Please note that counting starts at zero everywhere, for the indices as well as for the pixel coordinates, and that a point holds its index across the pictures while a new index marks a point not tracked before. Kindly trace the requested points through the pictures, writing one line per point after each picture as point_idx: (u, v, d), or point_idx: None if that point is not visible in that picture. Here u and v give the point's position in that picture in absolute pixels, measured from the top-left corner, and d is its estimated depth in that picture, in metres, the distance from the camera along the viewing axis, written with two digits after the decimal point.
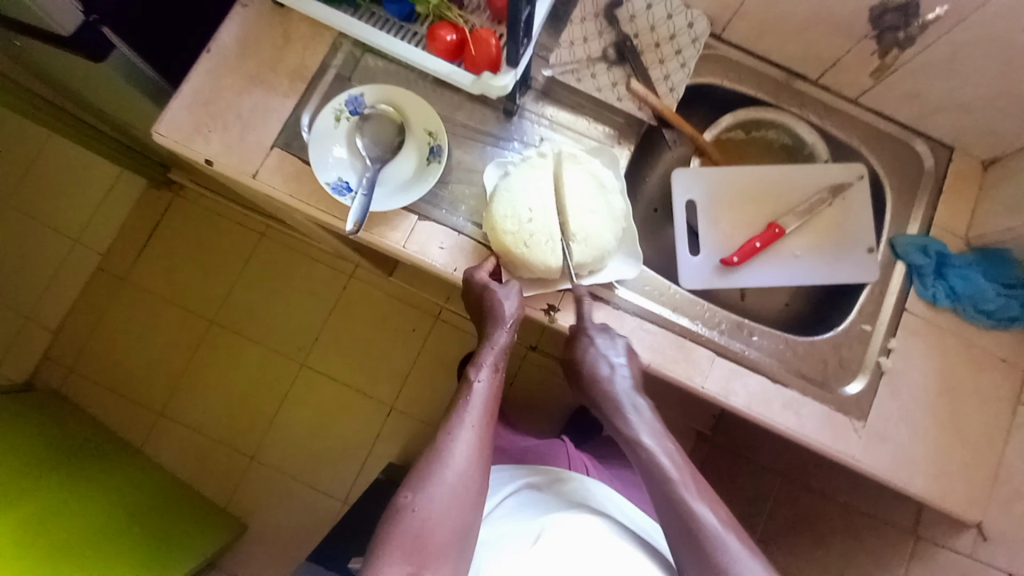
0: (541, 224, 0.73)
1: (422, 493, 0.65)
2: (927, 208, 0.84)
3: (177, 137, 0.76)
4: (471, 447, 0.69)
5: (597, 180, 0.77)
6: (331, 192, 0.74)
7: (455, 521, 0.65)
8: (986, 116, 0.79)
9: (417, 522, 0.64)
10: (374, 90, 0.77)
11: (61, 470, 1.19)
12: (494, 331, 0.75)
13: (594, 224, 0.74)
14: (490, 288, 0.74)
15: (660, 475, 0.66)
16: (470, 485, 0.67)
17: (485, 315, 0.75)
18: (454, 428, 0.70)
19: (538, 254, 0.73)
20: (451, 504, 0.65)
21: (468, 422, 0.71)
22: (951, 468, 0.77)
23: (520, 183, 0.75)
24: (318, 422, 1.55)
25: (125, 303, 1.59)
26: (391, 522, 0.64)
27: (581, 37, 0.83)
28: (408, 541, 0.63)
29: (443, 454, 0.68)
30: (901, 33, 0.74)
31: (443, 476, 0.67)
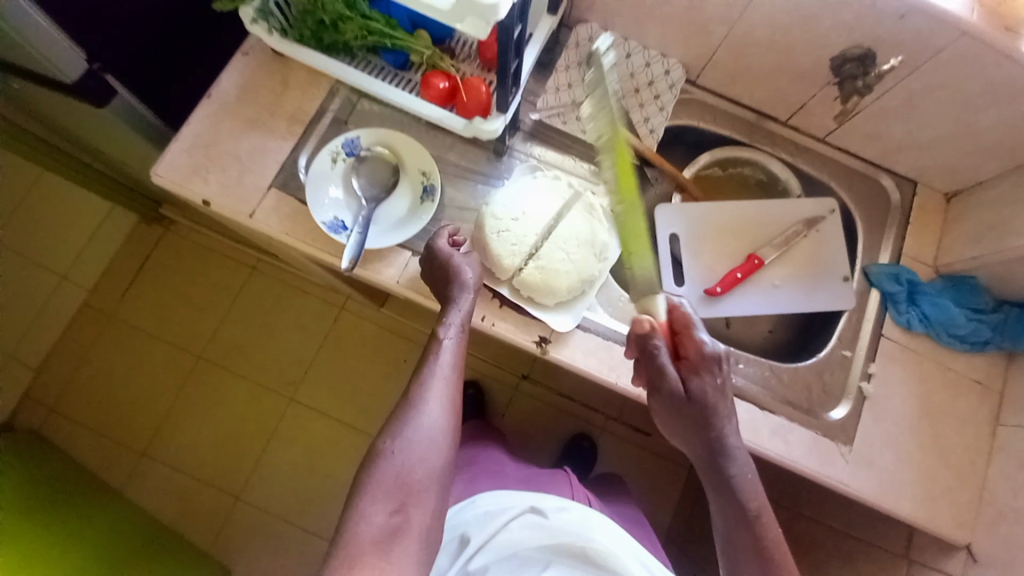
0: (516, 231, 0.77)
1: (400, 439, 0.65)
2: (897, 239, 0.89)
3: (176, 179, 0.78)
4: (445, 399, 0.68)
5: (592, 236, 0.79)
6: (326, 230, 0.76)
7: (434, 463, 0.65)
8: (944, 153, 0.85)
9: (396, 465, 0.63)
10: (369, 133, 0.81)
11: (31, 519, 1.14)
12: (458, 291, 0.71)
13: (557, 261, 0.77)
14: (450, 258, 0.72)
15: (737, 488, 0.67)
16: (445, 433, 0.67)
17: (450, 276, 0.72)
18: (426, 381, 0.68)
19: (496, 251, 0.77)
20: (430, 449, 0.65)
21: (440, 376, 0.69)
22: (937, 491, 0.79)
23: (528, 189, 0.80)
24: (307, 458, 1.52)
25: (111, 339, 1.56)
26: (372, 468, 0.64)
27: (566, 83, 0.88)
28: (389, 482, 0.62)
29: (415, 404, 0.66)
30: (860, 81, 0.80)
31: (420, 426, 0.66)
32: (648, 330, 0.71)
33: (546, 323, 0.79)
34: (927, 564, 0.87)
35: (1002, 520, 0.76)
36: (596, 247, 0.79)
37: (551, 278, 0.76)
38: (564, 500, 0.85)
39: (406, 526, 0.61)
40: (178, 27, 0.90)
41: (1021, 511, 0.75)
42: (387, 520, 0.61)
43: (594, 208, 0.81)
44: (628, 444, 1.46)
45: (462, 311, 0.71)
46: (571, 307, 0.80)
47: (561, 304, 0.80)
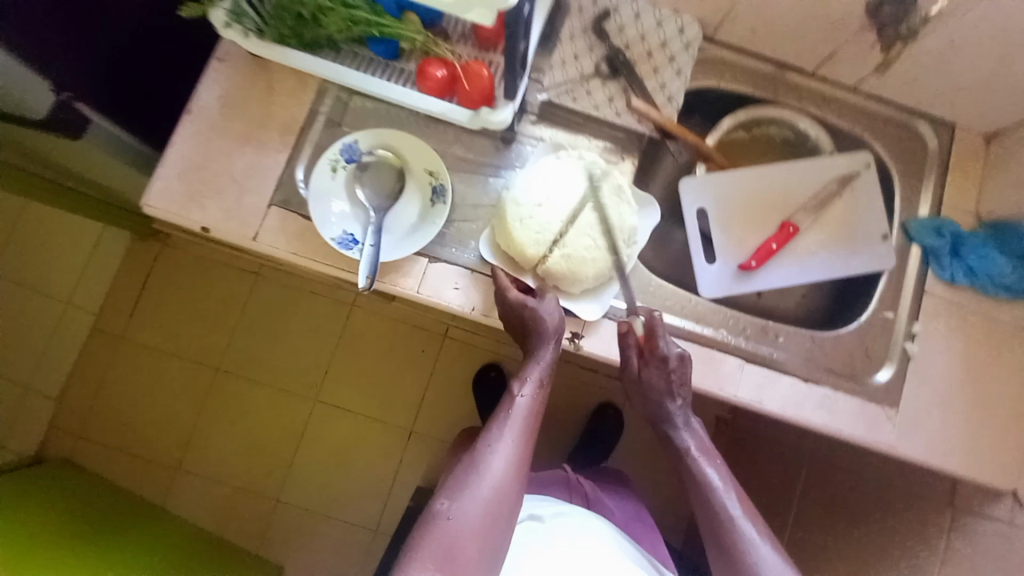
0: (542, 218, 0.74)
1: (459, 502, 0.66)
2: (936, 188, 0.84)
3: (171, 208, 0.73)
4: (511, 464, 0.69)
5: (621, 221, 0.76)
6: (337, 247, 0.72)
7: (487, 535, 0.65)
8: (988, 93, 0.79)
9: (450, 531, 0.64)
10: (368, 135, 0.75)
11: (94, 535, 1.18)
12: (540, 346, 0.73)
13: (584, 248, 0.73)
14: (531, 305, 0.71)
15: (706, 488, 0.71)
16: (504, 502, 0.67)
17: (530, 328, 0.72)
18: (493, 443, 0.70)
19: (520, 238, 0.73)
20: (486, 518, 0.65)
21: (507, 434, 0.71)
22: (983, 444, 0.78)
23: (551, 173, 0.76)
24: (339, 458, 1.53)
25: (126, 361, 1.55)
26: (426, 527, 0.65)
27: (572, 55, 0.81)
28: (440, 551, 0.63)
29: (481, 465, 0.68)
30: (902, 27, 0.73)
31: (477, 487, 0.67)
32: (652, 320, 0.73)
33: (575, 314, 0.76)
34: (971, 512, 0.87)
35: None
36: (623, 234, 0.76)
37: (576, 266, 0.73)
38: (560, 504, 0.87)
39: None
40: (143, 34, 0.82)
41: None
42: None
43: (623, 191, 0.77)
44: None
45: (540, 368, 0.73)
46: (600, 293, 0.77)
47: (587, 292, 0.76)
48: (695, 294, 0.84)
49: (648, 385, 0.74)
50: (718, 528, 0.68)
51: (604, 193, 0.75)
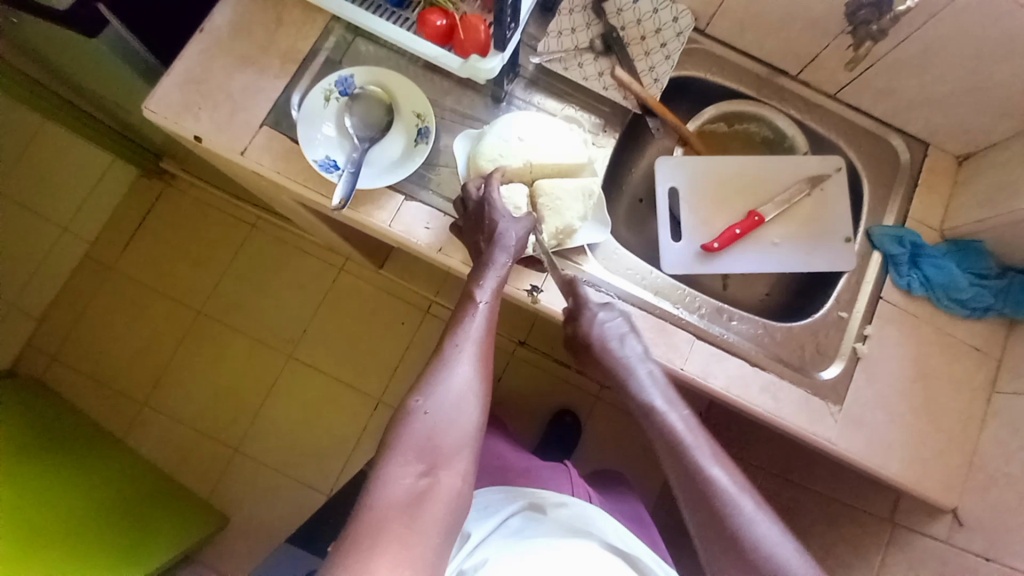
0: (511, 149, 0.76)
1: (432, 398, 0.64)
2: (903, 201, 0.87)
3: (168, 116, 0.77)
4: (476, 360, 0.68)
5: (567, 214, 0.77)
6: (317, 169, 0.75)
7: (467, 425, 0.65)
8: (958, 113, 0.82)
9: (427, 426, 0.63)
10: (363, 72, 0.79)
11: (32, 458, 1.16)
12: (494, 253, 0.71)
13: (518, 197, 0.76)
14: (491, 208, 0.71)
15: (671, 439, 0.66)
16: (477, 395, 0.66)
17: (484, 239, 0.72)
18: (458, 342, 0.68)
19: (484, 147, 0.76)
20: (460, 411, 0.65)
21: (473, 337, 0.69)
22: (926, 454, 0.78)
23: (554, 130, 0.79)
24: (304, 415, 1.53)
25: (112, 291, 1.57)
26: (401, 425, 0.64)
27: (569, 28, 0.86)
28: (420, 443, 0.62)
29: (448, 364, 0.67)
30: (874, 26, 0.75)
31: (450, 384, 0.65)
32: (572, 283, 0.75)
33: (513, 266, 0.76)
34: (912, 528, 0.86)
35: (991, 484, 0.76)
36: (566, 226, 0.77)
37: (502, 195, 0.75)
38: (563, 496, 0.85)
39: (438, 480, 0.60)
40: None
41: (1011, 476, 0.75)
42: (417, 480, 0.60)
43: (590, 196, 0.77)
44: (618, 414, 1.47)
45: (498, 276, 0.71)
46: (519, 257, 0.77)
47: None
48: (658, 271, 0.87)
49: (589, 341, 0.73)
50: (712, 498, 0.61)
51: (576, 184, 0.77)
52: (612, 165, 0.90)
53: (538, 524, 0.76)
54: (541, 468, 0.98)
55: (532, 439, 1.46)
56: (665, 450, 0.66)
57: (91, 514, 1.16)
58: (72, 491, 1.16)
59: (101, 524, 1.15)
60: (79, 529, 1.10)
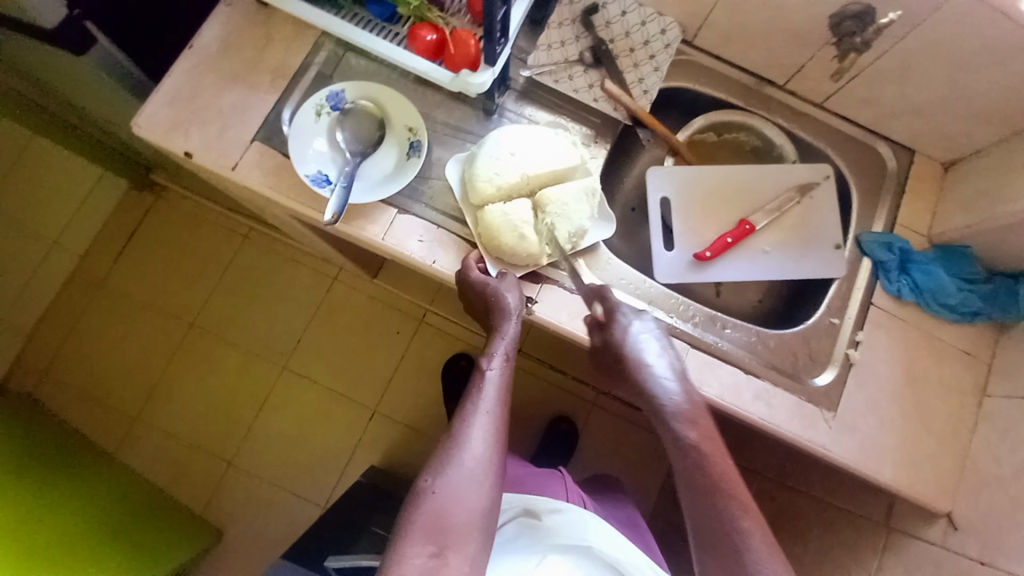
0: (505, 166, 0.76)
1: (443, 476, 0.63)
2: (891, 207, 0.88)
3: (157, 132, 0.77)
4: (488, 433, 0.67)
5: (575, 217, 0.78)
6: (310, 184, 0.75)
7: (477, 503, 0.63)
8: (940, 121, 0.84)
9: (438, 506, 0.61)
10: (354, 87, 0.79)
11: (29, 477, 1.14)
12: (504, 324, 0.73)
13: (523, 213, 0.76)
14: (491, 284, 0.74)
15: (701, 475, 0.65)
16: (488, 470, 0.65)
17: (492, 310, 0.74)
18: (469, 415, 0.68)
19: (478, 167, 0.77)
20: (472, 488, 0.63)
21: (484, 408, 0.69)
22: (919, 458, 0.79)
23: (544, 140, 0.79)
24: (298, 429, 1.52)
25: (103, 305, 1.56)
26: (412, 506, 0.62)
27: (559, 41, 0.86)
28: (430, 524, 0.60)
29: (459, 439, 0.66)
30: (858, 38, 0.78)
31: (460, 460, 0.64)
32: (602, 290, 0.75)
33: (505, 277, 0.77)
34: (907, 532, 0.86)
35: (985, 488, 0.77)
36: (574, 231, 0.78)
37: (498, 213, 0.75)
38: (558, 503, 0.84)
39: (450, 561, 0.58)
40: None
41: (1002, 478, 0.75)
42: (429, 560, 0.58)
43: (593, 195, 0.79)
44: (616, 419, 1.47)
45: (507, 340, 0.73)
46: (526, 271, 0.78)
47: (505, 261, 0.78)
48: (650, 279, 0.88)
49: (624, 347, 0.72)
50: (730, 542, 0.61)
51: (578, 188, 0.78)
52: (603, 175, 0.90)
53: (532, 543, 0.76)
54: (535, 476, 0.97)
55: (528, 447, 1.46)
56: (688, 488, 0.65)
57: (89, 535, 1.14)
58: (60, 510, 1.13)
59: (99, 545, 1.14)
60: (77, 550, 1.08)
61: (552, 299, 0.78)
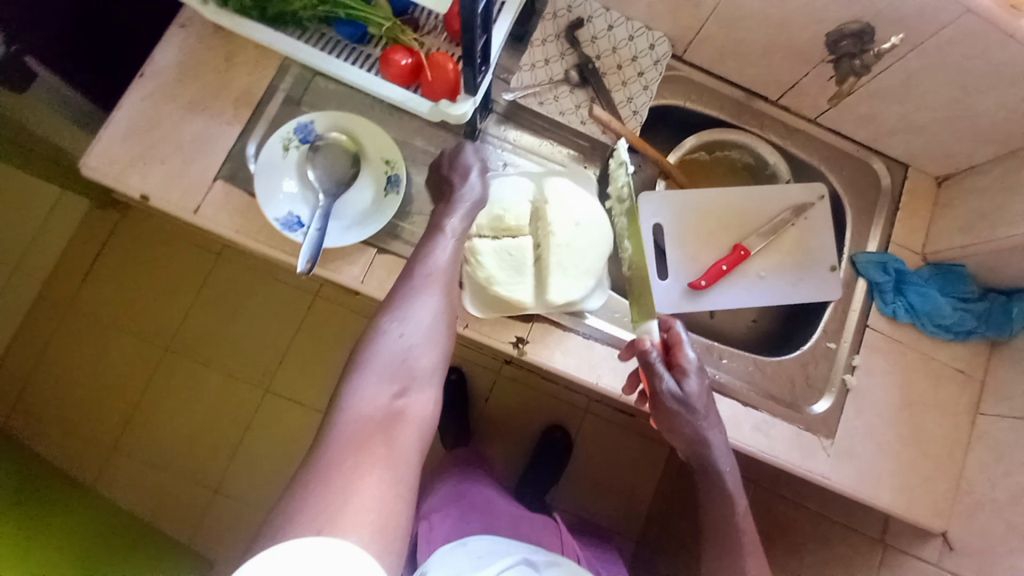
0: (565, 214, 0.74)
1: (401, 322, 0.60)
2: (886, 225, 0.86)
3: (109, 173, 0.70)
4: (446, 288, 0.64)
5: (503, 267, 0.72)
6: (280, 228, 0.70)
7: (438, 353, 0.61)
8: (937, 137, 0.82)
9: (398, 348, 0.59)
10: (324, 117, 0.73)
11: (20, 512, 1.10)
12: (461, 191, 0.69)
13: (522, 219, 0.75)
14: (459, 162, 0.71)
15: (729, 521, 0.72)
16: (448, 322, 0.63)
17: (452, 179, 0.70)
18: (426, 269, 0.63)
19: (564, 183, 0.77)
20: (433, 337, 0.61)
21: (443, 260, 0.65)
22: (915, 481, 0.79)
23: (593, 253, 0.75)
24: (286, 453, 1.48)
25: (70, 331, 1.48)
26: (367, 349, 0.59)
27: (543, 59, 0.81)
28: (390, 365, 0.58)
29: (417, 289, 0.62)
30: (857, 61, 0.75)
31: (419, 306, 0.61)
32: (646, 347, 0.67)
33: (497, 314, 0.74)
34: (903, 550, 0.87)
35: (979, 509, 0.77)
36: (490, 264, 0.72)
37: (512, 188, 0.75)
38: (555, 557, 0.84)
39: (408, 414, 0.57)
40: None
41: (997, 501, 0.75)
42: (389, 402, 0.57)
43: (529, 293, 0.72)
44: (609, 428, 1.46)
45: (467, 204, 0.68)
46: None
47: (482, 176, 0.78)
48: None
49: (690, 403, 0.69)
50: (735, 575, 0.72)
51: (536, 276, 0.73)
52: None
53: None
54: (530, 521, 0.97)
55: (522, 461, 1.44)
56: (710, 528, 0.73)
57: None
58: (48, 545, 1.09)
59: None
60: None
61: (547, 338, 0.75)
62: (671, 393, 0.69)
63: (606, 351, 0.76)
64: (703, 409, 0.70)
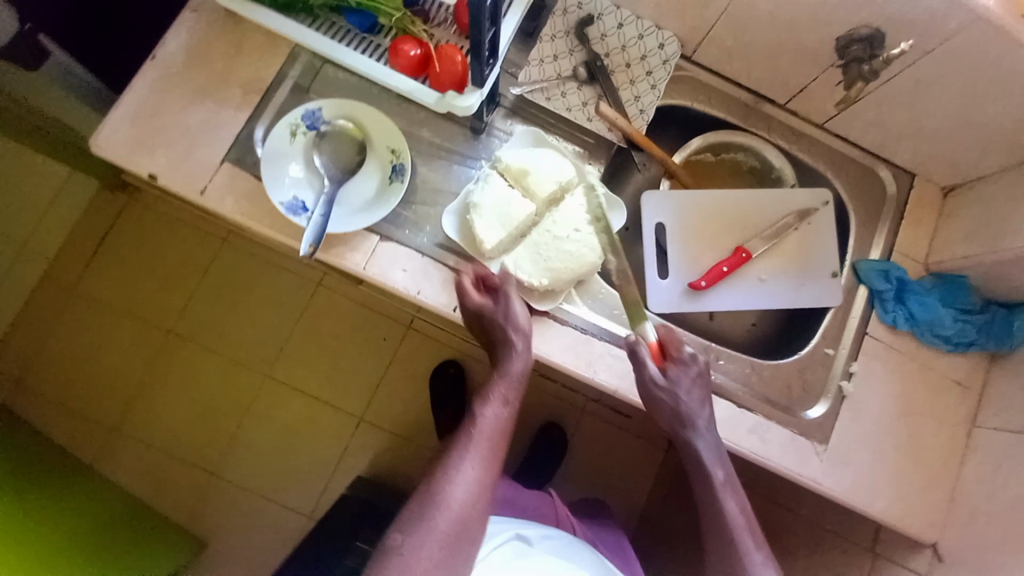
0: (579, 222, 0.76)
1: (420, 536, 0.63)
2: (890, 233, 0.86)
3: (119, 152, 0.71)
4: (474, 479, 0.67)
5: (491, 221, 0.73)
6: (285, 212, 0.70)
7: (452, 560, 0.64)
8: (943, 147, 0.82)
9: (413, 558, 0.62)
10: (332, 105, 0.74)
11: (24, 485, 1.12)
12: (507, 365, 0.72)
13: (544, 189, 0.75)
14: (489, 308, 0.71)
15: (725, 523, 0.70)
16: (468, 526, 0.65)
17: (498, 343, 0.72)
18: (457, 468, 0.67)
19: (593, 194, 0.77)
20: (450, 538, 0.64)
21: (473, 459, 0.68)
22: (909, 491, 0.78)
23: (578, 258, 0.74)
24: (284, 439, 1.49)
25: (76, 310, 1.49)
26: (386, 556, 0.63)
27: (551, 55, 0.82)
28: (403, 574, 0.61)
29: (444, 492, 0.66)
30: (866, 66, 0.75)
31: (443, 516, 0.65)
32: (634, 342, 0.72)
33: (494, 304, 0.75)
34: (894, 561, 0.86)
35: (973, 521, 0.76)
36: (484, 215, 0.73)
37: (554, 165, 0.75)
38: (548, 528, 0.86)
39: None
40: None
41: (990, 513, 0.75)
42: None
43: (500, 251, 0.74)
44: (607, 427, 1.46)
45: (506, 380, 0.72)
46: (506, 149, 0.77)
47: (531, 135, 0.78)
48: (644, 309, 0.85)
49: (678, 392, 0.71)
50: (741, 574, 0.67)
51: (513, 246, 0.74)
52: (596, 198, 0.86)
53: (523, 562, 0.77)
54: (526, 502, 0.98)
55: (518, 456, 1.45)
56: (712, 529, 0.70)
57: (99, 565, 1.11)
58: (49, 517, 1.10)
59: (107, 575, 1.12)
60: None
61: (545, 332, 0.76)
62: (658, 382, 0.71)
63: (604, 346, 0.76)
64: (692, 401, 0.72)
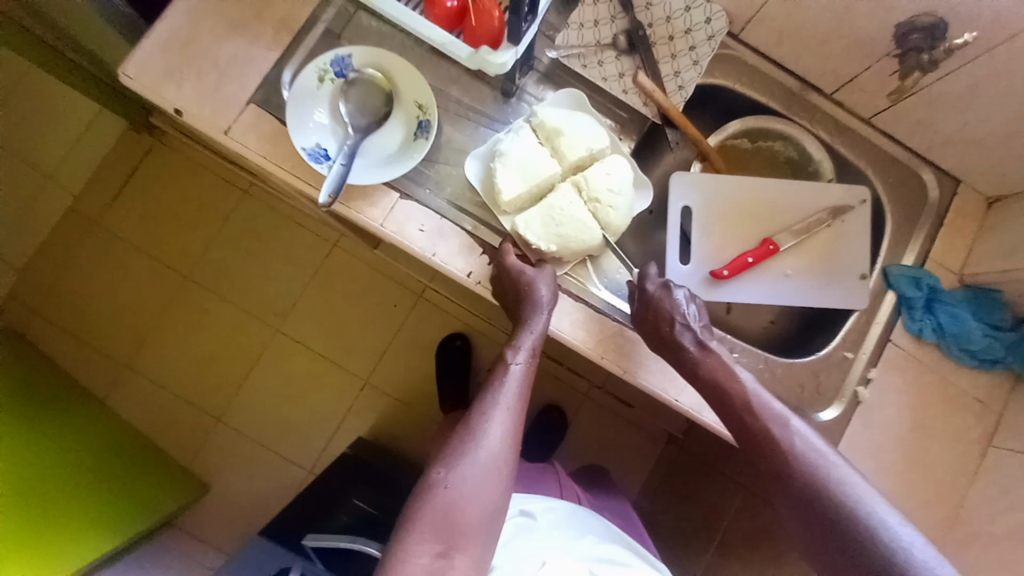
0: (601, 193, 0.73)
1: (454, 473, 0.64)
2: (926, 240, 0.82)
3: (147, 82, 0.70)
4: (504, 428, 0.67)
5: (510, 174, 0.72)
6: (306, 158, 0.69)
7: (487, 505, 0.64)
8: (995, 154, 0.77)
9: (450, 498, 0.63)
10: (362, 52, 0.72)
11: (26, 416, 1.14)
12: (531, 316, 0.70)
13: (573, 153, 0.73)
14: (528, 274, 0.70)
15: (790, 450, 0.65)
16: (499, 470, 0.65)
17: (523, 302, 0.70)
18: (486, 412, 0.67)
19: (622, 167, 0.74)
20: (484, 486, 0.64)
21: (502, 404, 0.68)
22: (913, 504, 0.76)
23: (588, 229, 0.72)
24: (288, 391, 1.51)
25: (96, 247, 1.52)
26: (422, 497, 0.63)
27: (592, 20, 0.78)
28: (440, 520, 0.62)
29: (475, 436, 0.66)
30: (925, 55, 0.71)
31: (476, 456, 0.65)
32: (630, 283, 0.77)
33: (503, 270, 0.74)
34: None
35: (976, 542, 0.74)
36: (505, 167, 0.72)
37: (590, 132, 0.73)
38: (551, 501, 0.88)
39: None
40: None
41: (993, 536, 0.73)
42: (431, 560, 0.60)
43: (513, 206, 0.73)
44: (607, 414, 1.45)
45: (534, 335, 0.70)
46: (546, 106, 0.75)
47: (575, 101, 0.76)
48: None
49: (653, 317, 0.72)
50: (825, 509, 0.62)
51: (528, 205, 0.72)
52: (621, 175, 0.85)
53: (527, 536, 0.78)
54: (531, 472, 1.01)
55: None
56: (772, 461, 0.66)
57: (98, 506, 1.13)
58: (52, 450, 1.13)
59: (114, 515, 1.15)
60: (90, 529, 1.09)
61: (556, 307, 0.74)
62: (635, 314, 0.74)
63: (617, 327, 0.75)
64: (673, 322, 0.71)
